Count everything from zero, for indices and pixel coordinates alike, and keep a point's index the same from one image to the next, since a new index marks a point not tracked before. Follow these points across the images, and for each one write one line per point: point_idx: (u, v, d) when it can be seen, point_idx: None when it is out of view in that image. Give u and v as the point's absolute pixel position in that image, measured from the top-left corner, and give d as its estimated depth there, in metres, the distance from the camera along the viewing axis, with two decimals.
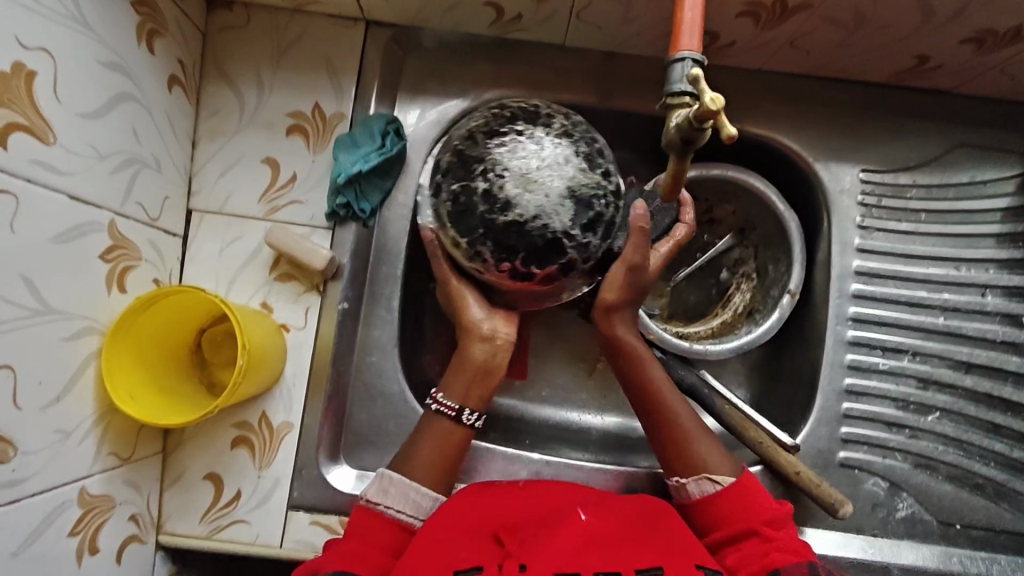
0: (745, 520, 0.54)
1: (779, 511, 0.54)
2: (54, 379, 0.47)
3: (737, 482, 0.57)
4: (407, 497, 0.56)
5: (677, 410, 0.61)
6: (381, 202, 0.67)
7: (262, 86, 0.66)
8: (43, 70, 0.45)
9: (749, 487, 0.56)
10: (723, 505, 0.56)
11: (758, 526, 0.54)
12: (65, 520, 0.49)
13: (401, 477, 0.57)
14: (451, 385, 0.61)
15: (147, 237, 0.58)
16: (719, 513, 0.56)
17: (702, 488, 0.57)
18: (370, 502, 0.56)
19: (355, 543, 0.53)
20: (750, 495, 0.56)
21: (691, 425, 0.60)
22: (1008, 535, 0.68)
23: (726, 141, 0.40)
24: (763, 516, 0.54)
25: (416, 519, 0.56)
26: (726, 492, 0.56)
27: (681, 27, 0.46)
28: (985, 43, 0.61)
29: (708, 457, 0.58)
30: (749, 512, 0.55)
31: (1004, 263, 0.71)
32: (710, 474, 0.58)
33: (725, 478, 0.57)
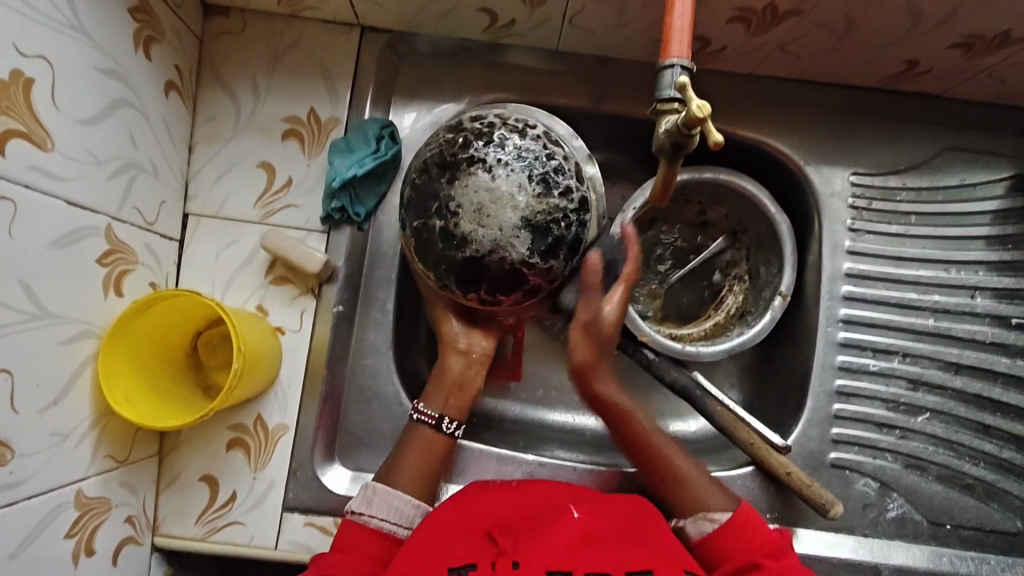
0: (744, 555, 0.55)
1: (776, 541, 0.55)
2: (51, 382, 0.48)
3: (732, 518, 0.57)
4: (390, 505, 0.57)
5: (667, 453, 0.63)
6: (376, 205, 0.68)
7: (257, 90, 0.67)
8: (41, 77, 0.45)
9: (744, 521, 0.56)
10: (721, 539, 0.57)
11: (757, 559, 0.54)
12: (62, 522, 0.50)
13: (384, 486, 0.58)
14: (429, 395, 0.62)
15: (144, 241, 0.59)
16: (719, 552, 0.56)
17: (700, 527, 0.59)
18: (354, 512, 0.57)
19: (342, 555, 0.54)
20: (747, 529, 0.56)
21: (683, 463, 0.62)
22: (997, 535, 0.69)
23: (713, 148, 0.41)
24: (761, 549, 0.54)
25: (400, 527, 0.57)
26: (724, 529, 0.57)
27: (670, 33, 0.47)
28: (973, 49, 0.62)
29: (702, 497, 0.60)
30: (748, 547, 0.55)
31: (993, 265, 0.71)
32: (707, 511, 0.59)
33: (721, 514, 0.58)
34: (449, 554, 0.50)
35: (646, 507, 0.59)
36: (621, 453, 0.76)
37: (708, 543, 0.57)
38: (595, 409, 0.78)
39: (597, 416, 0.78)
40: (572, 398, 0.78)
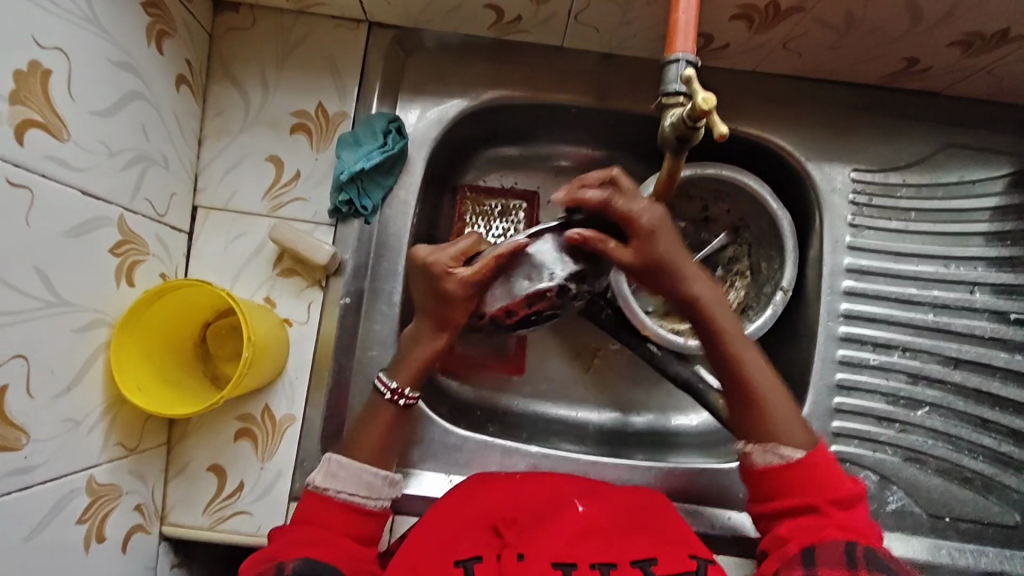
0: (808, 496, 0.56)
1: (847, 493, 0.56)
2: (66, 369, 0.49)
3: (807, 458, 0.57)
4: (358, 479, 0.59)
5: (748, 365, 0.60)
6: (383, 199, 0.68)
7: (266, 85, 0.67)
8: (57, 68, 0.46)
9: (820, 466, 0.57)
10: (787, 477, 0.57)
11: (820, 503, 0.55)
12: (75, 508, 0.50)
13: (350, 461, 0.60)
14: (403, 372, 0.63)
15: (155, 232, 0.59)
16: (782, 485, 0.57)
17: (767, 458, 0.58)
18: (319, 487, 0.59)
19: (312, 529, 0.56)
20: (823, 473, 0.57)
21: (767, 387, 0.60)
22: (996, 528, 0.70)
23: (719, 140, 0.42)
24: (826, 495, 0.56)
25: (370, 499, 0.60)
26: (793, 467, 0.57)
27: (675, 29, 0.48)
28: (973, 46, 0.63)
29: (781, 428, 0.58)
30: (813, 489, 0.56)
31: (991, 261, 0.72)
32: (778, 446, 0.58)
33: (794, 453, 0.57)
34: (454, 548, 0.52)
35: (650, 498, 0.60)
36: (623, 446, 0.76)
37: (771, 473, 0.58)
38: (598, 403, 0.79)
39: (600, 409, 0.79)
40: (575, 391, 0.79)
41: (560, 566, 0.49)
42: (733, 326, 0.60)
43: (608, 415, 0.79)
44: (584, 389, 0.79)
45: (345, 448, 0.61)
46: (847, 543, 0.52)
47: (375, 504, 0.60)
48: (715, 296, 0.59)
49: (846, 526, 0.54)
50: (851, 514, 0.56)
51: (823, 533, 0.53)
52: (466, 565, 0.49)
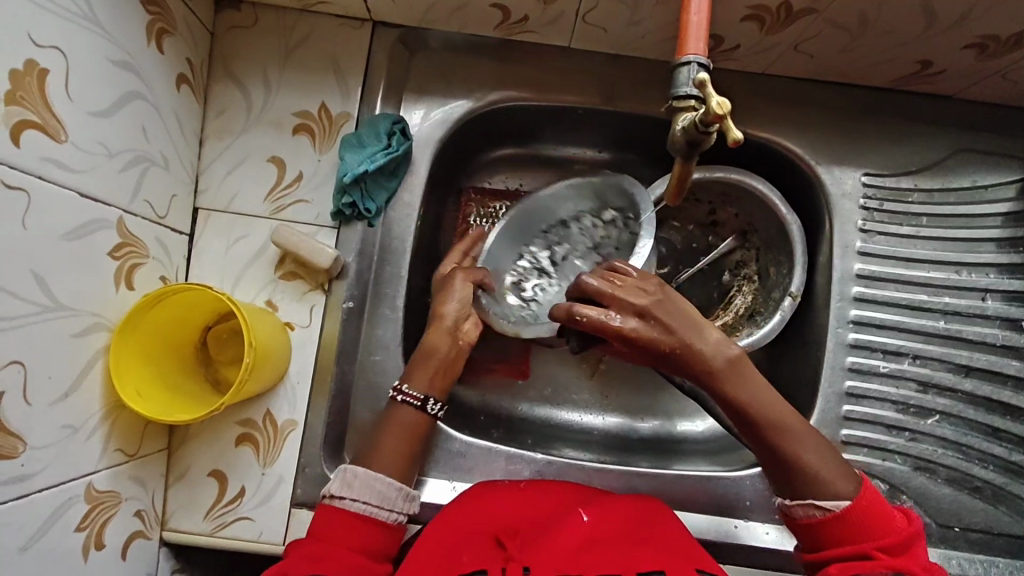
0: (858, 542, 0.52)
1: (899, 536, 0.51)
2: (63, 375, 0.48)
3: (852, 505, 0.53)
4: (373, 488, 0.57)
5: (775, 422, 0.55)
6: (387, 201, 0.67)
7: (268, 84, 0.66)
8: (55, 68, 0.45)
9: (869, 510, 0.53)
10: (837, 525, 0.53)
11: (870, 549, 0.51)
12: (72, 515, 0.50)
13: (364, 470, 0.57)
14: (414, 375, 0.62)
15: (155, 235, 0.58)
16: (834, 533, 0.54)
17: (809, 512, 0.55)
18: (332, 497, 0.56)
19: (319, 545, 0.53)
20: (874, 517, 0.53)
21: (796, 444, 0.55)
22: (1006, 538, 0.69)
23: (732, 145, 0.41)
24: (877, 541, 0.52)
25: (383, 510, 0.57)
26: (839, 517, 0.53)
27: (687, 31, 0.47)
28: (987, 50, 0.62)
29: (821, 484, 0.54)
30: (864, 535, 0.52)
31: (1003, 267, 0.71)
32: (816, 500, 0.54)
33: (836, 504, 0.53)
34: (457, 561, 0.50)
35: (659, 508, 0.59)
36: (629, 452, 0.75)
37: (817, 525, 0.54)
38: (603, 409, 0.78)
39: (605, 414, 0.78)
40: (580, 396, 0.78)
41: None
42: (759, 391, 0.55)
43: (613, 421, 0.78)
44: (589, 394, 0.78)
45: (361, 460, 0.59)
46: None
47: (390, 516, 0.57)
48: (732, 359, 0.53)
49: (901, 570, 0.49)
50: (907, 561, 0.51)
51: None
52: None
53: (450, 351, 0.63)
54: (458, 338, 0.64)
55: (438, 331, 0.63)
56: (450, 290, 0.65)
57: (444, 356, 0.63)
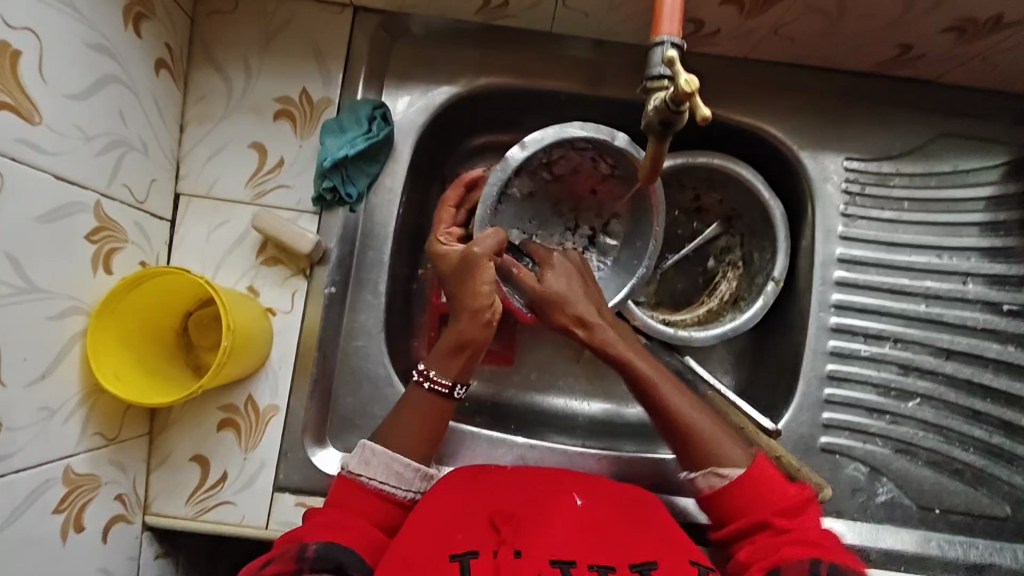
0: (758, 511, 0.56)
1: (793, 500, 0.55)
2: (39, 358, 0.48)
3: (746, 474, 0.57)
4: (390, 469, 0.58)
5: (664, 393, 0.61)
6: (368, 186, 0.68)
7: (249, 69, 0.66)
8: (28, 50, 0.45)
9: (760, 478, 0.57)
10: (735, 496, 0.57)
11: (768, 519, 0.55)
12: (51, 497, 0.50)
13: (383, 448, 0.58)
14: (437, 362, 0.62)
15: (133, 219, 0.58)
16: (733, 504, 0.57)
17: (711, 482, 0.58)
18: (352, 472, 0.57)
19: (338, 513, 0.55)
20: (764, 487, 0.56)
21: (683, 410, 0.60)
22: (986, 520, 0.69)
23: (702, 123, 0.41)
24: (773, 510, 0.55)
25: (399, 490, 0.58)
26: (734, 485, 0.57)
27: (661, 11, 0.47)
28: (967, 32, 0.62)
29: (711, 451, 0.59)
30: (761, 504, 0.56)
31: (985, 251, 0.72)
32: (719, 467, 0.58)
33: (732, 471, 0.57)
34: (451, 539, 0.51)
35: (651, 500, 0.60)
36: (614, 437, 0.76)
37: (716, 496, 0.58)
38: (587, 395, 0.78)
39: (589, 400, 0.78)
40: (564, 381, 0.79)
41: (558, 564, 0.48)
42: (648, 361, 0.62)
43: (597, 407, 0.78)
44: (573, 378, 0.79)
45: (380, 436, 0.60)
46: (811, 564, 0.51)
47: (406, 495, 0.58)
48: (624, 338, 0.63)
49: (799, 538, 0.54)
50: (800, 523, 0.55)
51: (777, 553, 0.53)
52: (463, 559, 0.48)
53: (485, 337, 0.62)
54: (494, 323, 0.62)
55: (472, 322, 0.61)
56: (481, 275, 0.61)
57: (475, 346, 0.62)
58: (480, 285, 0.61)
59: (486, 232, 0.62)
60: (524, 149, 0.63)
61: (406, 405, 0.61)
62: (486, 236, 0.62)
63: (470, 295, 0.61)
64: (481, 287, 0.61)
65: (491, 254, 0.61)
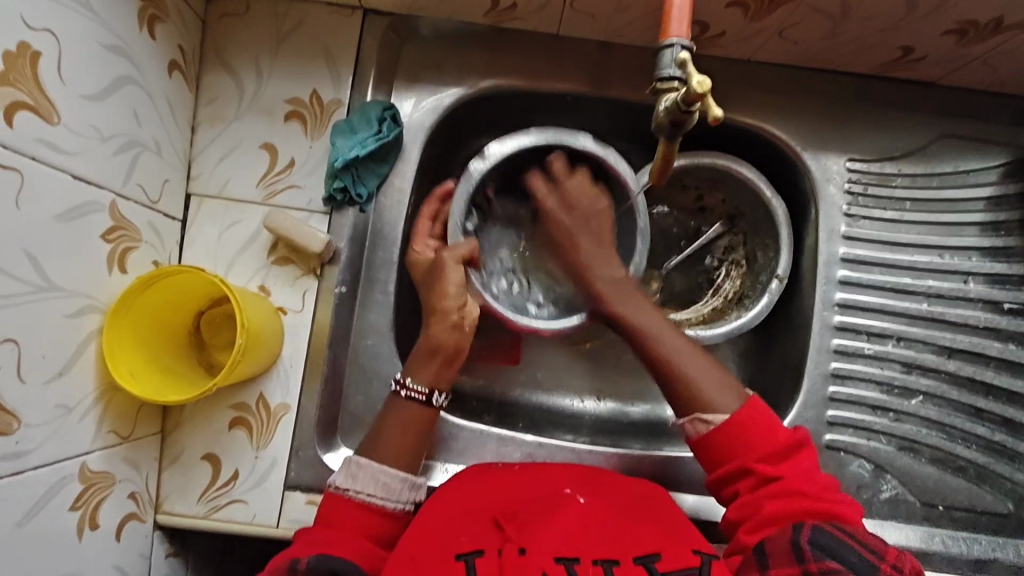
0: (741, 460, 0.56)
1: (775, 447, 0.55)
2: (56, 356, 0.48)
3: (728, 419, 0.57)
4: (377, 481, 0.58)
5: (651, 338, 0.62)
6: (378, 187, 0.68)
7: (260, 71, 0.67)
8: (47, 51, 0.46)
9: (744, 424, 0.56)
10: (717, 442, 0.57)
11: (749, 468, 0.55)
12: (67, 494, 0.50)
13: (368, 460, 0.59)
14: (416, 367, 0.63)
15: (147, 219, 0.59)
16: (718, 450, 0.57)
17: (697, 428, 0.58)
18: (340, 487, 0.57)
19: (330, 530, 0.55)
20: (747, 434, 0.56)
21: (670, 354, 0.61)
22: (988, 516, 0.70)
23: (713, 123, 0.43)
24: (754, 458, 0.55)
25: (388, 500, 0.58)
26: (719, 431, 0.57)
27: (669, 12, 0.47)
28: (968, 35, 0.63)
29: (701, 396, 0.59)
30: (745, 450, 0.56)
31: (985, 251, 0.73)
32: (702, 413, 0.58)
33: (715, 416, 0.57)
34: (456, 542, 0.51)
35: (657, 492, 0.60)
36: (621, 436, 0.76)
37: (702, 443, 0.58)
38: (593, 394, 0.79)
39: (596, 399, 0.79)
40: (571, 381, 0.79)
41: (563, 561, 0.47)
42: (635, 308, 0.63)
43: (603, 405, 0.79)
44: (580, 377, 0.79)
45: (364, 448, 0.60)
46: (791, 533, 0.49)
47: (396, 506, 0.58)
48: (617, 282, 0.65)
49: (782, 486, 0.53)
50: (787, 467, 0.55)
51: (762, 512, 0.53)
52: (467, 559, 0.48)
53: (457, 342, 0.64)
54: (464, 326, 0.64)
55: (442, 325, 0.63)
56: (446, 278, 0.64)
57: (449, 351, 0.63)
58: (446, 291, 0.64)
59: (459, 241, 0.66)
60: (485, 159, 0.67)
61: (390, 416, 0.62)
62: (459, 245, 0.66)
63: (437, 297, 0.64)
64: (448, 291, 0.64)
65: (459, 259, 0.65)
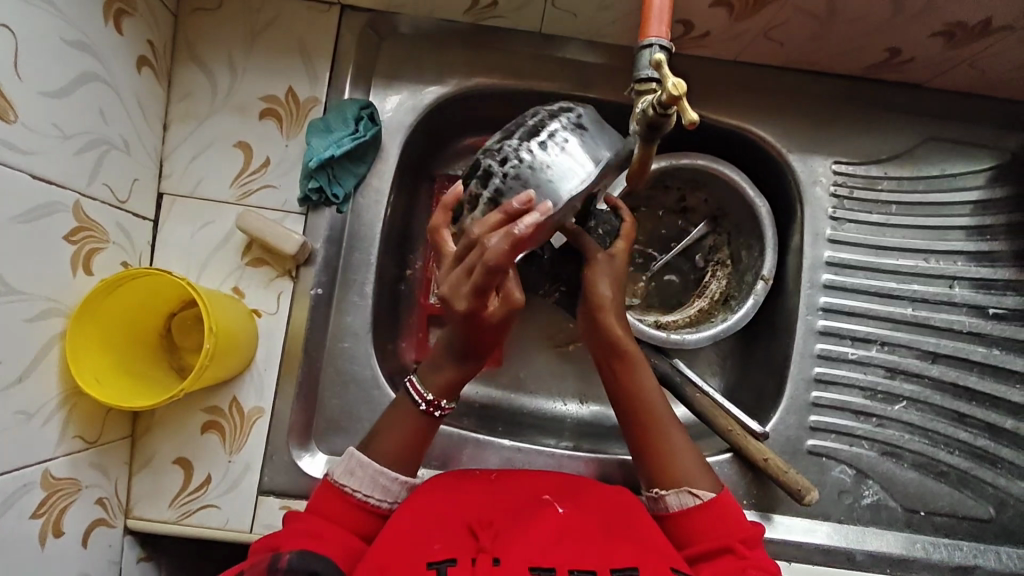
0: (723, 537, 0.54)
1: (756, 532, 0.54)
2: (16, 360, 0.47)
3: (715, 499, 0.56)
4: (376, 482, 0.57)
5: (659, 414, 0.60)
6: (355, 187, 0.67)
7: (234, 67, 0.65)
8: (5, 47, 0.44)
9: (729, 506, 0.56)
10: (699, 518, 0.55)
11: (734, 544, 0.53)
12: (28, 501, 0.49)
13: (369, 461, 0.57)
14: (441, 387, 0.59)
15: (116, 219, 0.58)
16: (696, 528, 0.55)
17: (681, 501, 0.57)
18: (337, 481, 0.57)
19: (317, 522, 0.55)
20: (730, 514, 0.55)
21: (673, 429, 0.60)
22: (970, 522, 0.70)
23: (688, 126, 0.41)
24: (738, 535, 0.54)
25: (384, 501, 0.57)
26: (704, 507, 0.56)
27: (650, 13, 0.47)
28: (955, 37, 0.62)
29: (687, 472, 0.58)
30: (724, 530, 0.55)
31: (971, 255, 0.72)
32: (691, 488, 0.57)
33: (705, 493, 0.56)
34: (430, 547, 0.50)
35: (622, 494, 0.59)
36: (602, 440, 0.76)
37: (684, 515, 0.56)
38: (575, 397, 0.78)
39: (578, 403, 0.78)
40: (552, 383, 0.78)
41: (537, 570, 0.47)
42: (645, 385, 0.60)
43: (585, 408, 0.78)
44: (562, 380, 0.79)
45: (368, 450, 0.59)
46: None
47: (388, 507, 0.58)
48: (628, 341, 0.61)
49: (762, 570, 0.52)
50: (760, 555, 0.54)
51: None
52: (439, 567, 0.47)
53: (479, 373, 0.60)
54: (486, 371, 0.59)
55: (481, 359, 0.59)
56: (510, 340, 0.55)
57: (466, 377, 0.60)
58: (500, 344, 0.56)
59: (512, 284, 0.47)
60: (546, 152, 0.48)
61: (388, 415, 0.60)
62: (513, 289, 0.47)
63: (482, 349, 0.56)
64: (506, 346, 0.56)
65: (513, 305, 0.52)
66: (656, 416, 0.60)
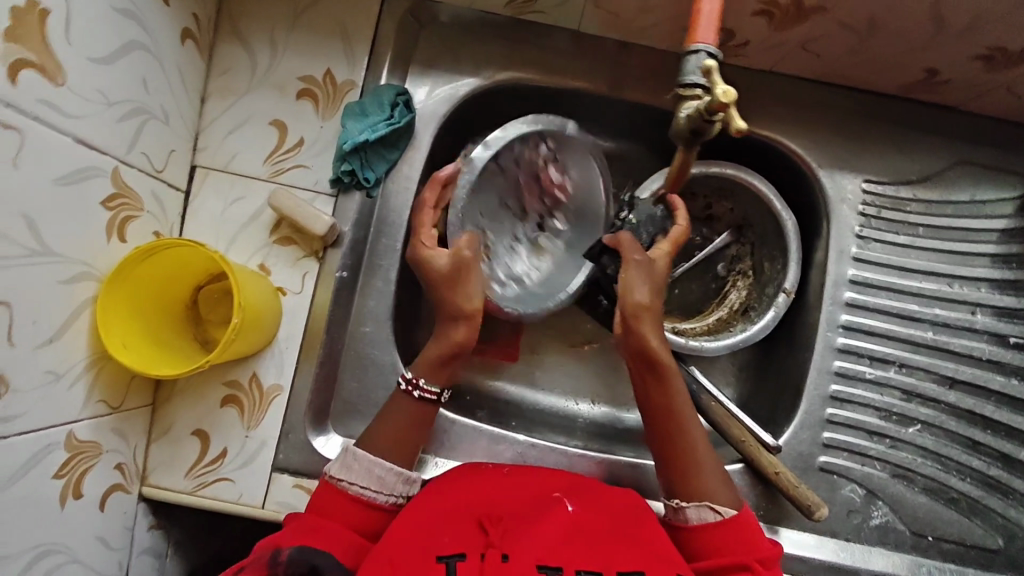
0: (740, 554, 0.53)
1: (775, 552, 0.54)
2: (49, 321, 0.47)
3: (736, 515, 0.55)
4: (371, 473, 0.57)
5: (687, 424, 0.60)
6: (386, 172, 0.67)
7: (274, 45, 0.66)
8: (57, 10, 0.44)
9: (749, 523, 0.55)
10: (716, 532, 0.55)
11: (751, 562, 0.52)
12: (51, 461, 0.49)
13: (364, 453, 0.58)
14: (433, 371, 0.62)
15: (151, 189, 0.58)
16: (714, 543, 0.55)
17: (701, 514, 0.56)
18: (335, 477, 0.57)
19: (319, 519, 0.55)
20: (749, 531, 0.55)
21: (698, 442, 0.60)
22: (977, 551, 0.70)
23: (735, 134, 0.42)
24: (756, 554, 0.53)
25: (382, 494, 0.57)
26: (724, 523, 0.55)
27: (698, 18, 0.46)
28: (997, 61, 0.62)
29: (710, 485, 0.58)
30: (743, 547, 0.54)
31: (997, 282, 0.71)
32: (713, 502, 0.56)
33: (725, 509, 0.56)
34: (438, 542, 0.50)
35: (636, 504, 0.59)
36: (613, 442, 0.76)
37: (702, 529, 0.56)
38: (588, 397, 0.78)
39: (591, 403, 0.78)
40: (567, 382, 0.79)
41: (545, 569, 0.47)
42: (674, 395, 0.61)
43: (598, 409, 0.78)
44: (576, 379, 0.79)
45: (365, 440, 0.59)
46: None
47: (389, 499, 0.57)
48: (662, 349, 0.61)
49: None
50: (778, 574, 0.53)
51: None
52: (449, 561, 0.47)
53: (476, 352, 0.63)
54: None
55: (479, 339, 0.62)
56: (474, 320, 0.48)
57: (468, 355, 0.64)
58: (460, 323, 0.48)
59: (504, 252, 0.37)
60: None
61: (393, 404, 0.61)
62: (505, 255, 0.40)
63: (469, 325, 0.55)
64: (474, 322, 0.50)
65: None
66: (683, 426, 0.60)
